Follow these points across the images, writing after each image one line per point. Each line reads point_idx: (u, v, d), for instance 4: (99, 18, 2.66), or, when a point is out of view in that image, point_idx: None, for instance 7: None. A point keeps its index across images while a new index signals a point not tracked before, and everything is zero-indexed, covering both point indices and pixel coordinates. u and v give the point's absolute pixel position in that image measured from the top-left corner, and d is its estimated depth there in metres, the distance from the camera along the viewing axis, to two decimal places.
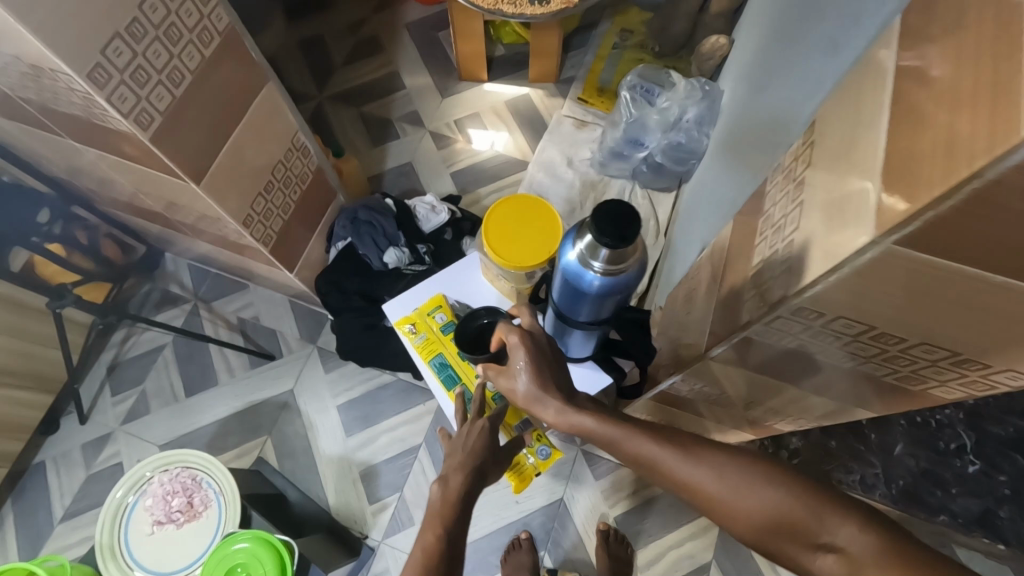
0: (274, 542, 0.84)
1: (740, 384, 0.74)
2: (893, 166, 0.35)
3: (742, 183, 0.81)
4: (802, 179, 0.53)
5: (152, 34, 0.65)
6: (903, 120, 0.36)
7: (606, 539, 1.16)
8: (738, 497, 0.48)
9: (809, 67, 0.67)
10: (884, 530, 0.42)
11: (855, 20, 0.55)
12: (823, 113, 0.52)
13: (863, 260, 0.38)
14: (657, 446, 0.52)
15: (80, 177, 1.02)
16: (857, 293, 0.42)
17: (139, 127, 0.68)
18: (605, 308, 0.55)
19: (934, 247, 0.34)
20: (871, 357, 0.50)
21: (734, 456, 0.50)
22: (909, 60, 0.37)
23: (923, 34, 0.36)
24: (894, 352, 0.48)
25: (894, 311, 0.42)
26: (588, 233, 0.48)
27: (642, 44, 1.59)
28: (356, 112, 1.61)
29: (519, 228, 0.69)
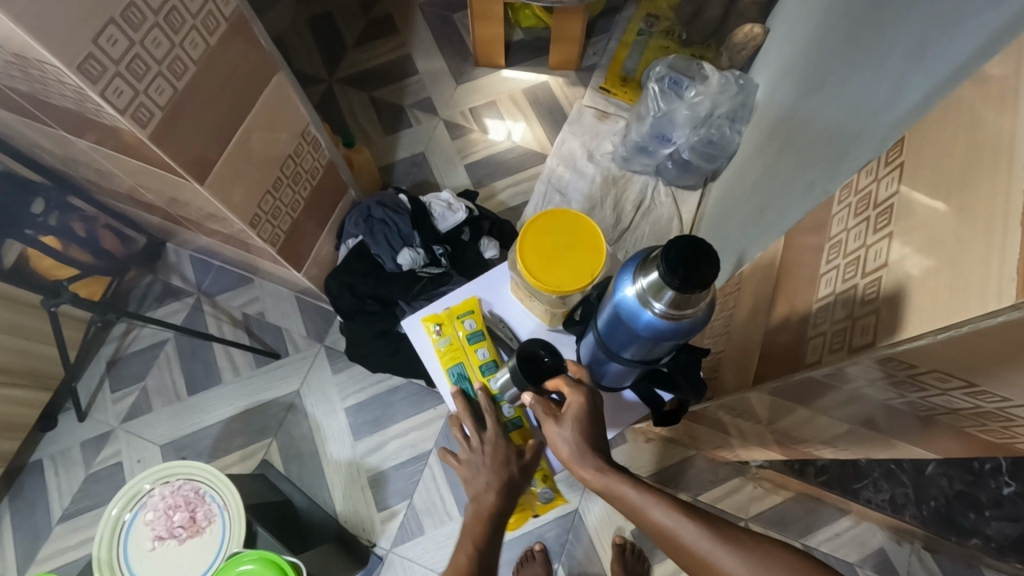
0: (281, 564, 0.79)
1: (788, 416, 0.69)
2: None
3: (793, 194, 0.75)
4: (891, 207, 0.47)
5: (151, 21, 0.58)
6: None
7: (623, 554, 1.12)
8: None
9: (886, 73, 0.60)
10: None
11: (954, 21, 0.48)
12: (921, 131, 0.45)
13: (993, 323, 0.33)
14: (685, 520, 0.49)
15: (75, 167, 0.95)
16: (971, 352, 0.36)
17: (136, 124, 0.61)
18: (660, 348, 0.51)
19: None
20: (960, 411, 0.43)
21: (762, 541, 0.46)
22: None
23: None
24: (989, 409, 0.40)
25: (1009, 371, 0.35)
26: (652, 269, 0.44)
27: (668, 31, 1.48)
28: (367, 97, 1.53)
29: (561, 248, 0.63)
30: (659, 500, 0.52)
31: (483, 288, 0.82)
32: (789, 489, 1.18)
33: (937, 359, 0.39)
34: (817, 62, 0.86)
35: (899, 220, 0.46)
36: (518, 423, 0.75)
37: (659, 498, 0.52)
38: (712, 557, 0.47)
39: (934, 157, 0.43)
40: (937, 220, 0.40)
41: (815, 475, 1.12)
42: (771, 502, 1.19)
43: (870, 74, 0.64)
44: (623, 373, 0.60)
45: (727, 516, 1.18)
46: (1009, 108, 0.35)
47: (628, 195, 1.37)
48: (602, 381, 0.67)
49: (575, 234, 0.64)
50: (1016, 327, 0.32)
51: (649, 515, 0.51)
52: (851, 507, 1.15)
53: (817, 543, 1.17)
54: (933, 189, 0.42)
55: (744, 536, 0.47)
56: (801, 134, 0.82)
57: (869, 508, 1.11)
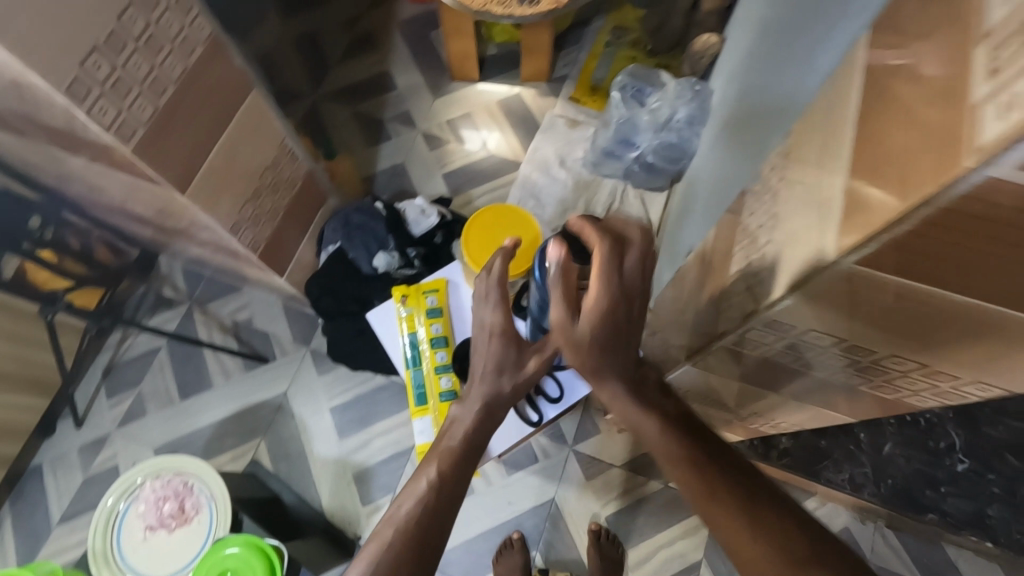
0: (264, 548, 0.85)
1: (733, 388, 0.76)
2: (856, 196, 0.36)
3: (730, 187, 0.81)
4: (778, 192, 0.53)
5: (131, 46, 0.65)
6: (864, 147, 0.36)
7: (597, 539, 1.15)
8: (751, 552, 0.47)
9: (803, 71, 0.66)
10: None
11: (835, 32, 0.55)
12: (806, 129, 0.51)
13: (826, 274, 0.39)
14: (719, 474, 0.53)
15: (70, 184, 1.02)
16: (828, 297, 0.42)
17: (122, 140, 0.68)
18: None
19: (899, 265, 0.34)
20: (849, 367, 0.52)
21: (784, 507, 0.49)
22: (891, 64, 0.36)
23: (897, 46, 0.35)
24: (868, 363, 0.50)
25: (864, 326, 0.43)
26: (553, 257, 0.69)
27: (635, 42, 1.57)
28: (350, 112, 1.61)
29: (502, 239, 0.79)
30: (700, 453, 0.56)
31: (451, 270, 0.86)
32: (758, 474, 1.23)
33: (804, 310, 0.46)
34: (756, 66, 0.92)
35: (784, 202, 0.52)
36: (451, 395, 0.78)
37: (700, 453, 0.56)
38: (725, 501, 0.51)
39: (808, 145, 0.49)
40: (804, 198, 0.46)
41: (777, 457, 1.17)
42: None
43: (790, 74, 0.70)
44: None
45: None
46: (850, 101, 0.42)
47: (598, 198, 1.43)
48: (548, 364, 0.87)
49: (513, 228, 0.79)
50: (843, 280, 0.38)
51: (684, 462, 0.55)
52: (817, 489, 1.20)
53: None
54: (805, 172, 0.48)
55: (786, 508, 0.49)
56: (740, 132, 0.88)
57: (830, 488, 1.16)
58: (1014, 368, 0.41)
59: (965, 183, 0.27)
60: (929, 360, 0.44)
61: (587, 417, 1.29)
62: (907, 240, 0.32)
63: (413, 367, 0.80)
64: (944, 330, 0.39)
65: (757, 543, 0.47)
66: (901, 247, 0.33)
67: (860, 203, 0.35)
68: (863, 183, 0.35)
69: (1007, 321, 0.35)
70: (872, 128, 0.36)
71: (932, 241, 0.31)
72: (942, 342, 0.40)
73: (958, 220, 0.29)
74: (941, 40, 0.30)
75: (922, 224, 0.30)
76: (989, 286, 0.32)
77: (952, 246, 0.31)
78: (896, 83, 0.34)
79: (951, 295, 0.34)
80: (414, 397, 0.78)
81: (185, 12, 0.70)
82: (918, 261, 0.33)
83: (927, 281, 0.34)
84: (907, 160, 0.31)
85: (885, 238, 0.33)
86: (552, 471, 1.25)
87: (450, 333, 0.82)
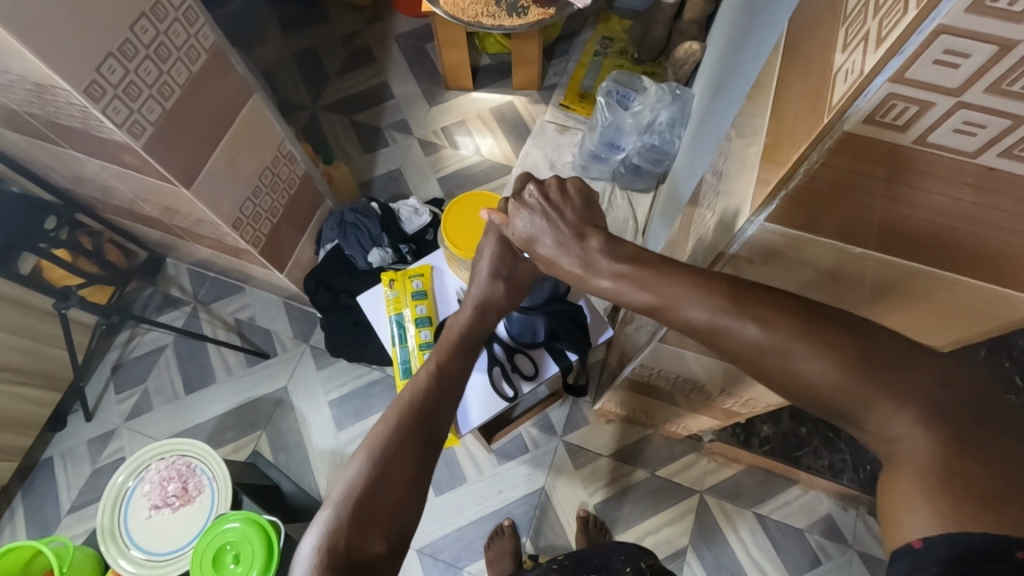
0: (262, 523, 0.92)
1: (709, 367, 0.82)
2: (769, 164, 0.42)
3: (705, 168, 0.86)
4: (729, 174, 0.58)
5: (142, 53, 0.72)
6: (784, 125, 0.42)
7: (586, 526, 1.19)
8: (798, 377, 0.42)
9: (757, 56, 0.72)
10: (942, 422, 0.37)
11: (776, 30, 0.61)
12: (751, 117, 0.57)
13: (746, 237, 0.45)
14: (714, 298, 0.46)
15: (83, 186, 1.09)
16: (808, 274, 0.47)
17: (132, 137, 0.75)
18: (541, 288, 0.89)
19: (854, 237, 0.39)
20: None
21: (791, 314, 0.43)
22: (811, 52, 0.41)
23: (818, 35, 0.41)
24: None
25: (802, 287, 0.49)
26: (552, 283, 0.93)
27: (622, 50, 1.64)
28: (348, 121, 1.68)
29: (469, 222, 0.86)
30: (692, 289, 0.47)
31: (435, 256, 0.94)
32: (742, 462, 1.26)
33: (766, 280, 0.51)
34: (726, 58, 0.98)
35: (731, 182, 0.57)
36: None
37: (698, 291, 0.46)
38: (744, 332, 0.44)
39: (751, 130, 0.54)
40: (743, 176, 0.51)
41: (759, 444, 1.20)
42: (724, 475, 1.27)
43: (749, 62, 0.76)
44: (530, 327, 0.91)
45: (684, 489, 1.26)
46: (781, 90, 0.47)
47: None
48: (522, 342, 0.93)
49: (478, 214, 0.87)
50: (757, 239, 0.45)
51: (682, 313, 0.47)
52: (799, 477, 1.23)
53: (767, 512, 1.24)
54: (746, 156, 0.53)
55: (787, 313, 0.43)
56: (715, 118, 0.94)
57: (811, 474, 1.18)
58: (959, 318, 0.46)
59: (827, 142, 0.33)
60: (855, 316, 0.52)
61: (577, 408, 1.34)
62: (857, 220, 0.38)
63: (400, 345, 0.87)
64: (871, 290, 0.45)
65: (804, 364, 0.41)
66: (852, 225, 0.38)
67: (766, 174, 0.41)
68: (774, 154, 0.41)
69: (950, 279, 0.40)
70: (791, 110, 0.42)
71: (834, 198, 0.37)
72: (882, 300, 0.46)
73: (830, 174, 0.35)
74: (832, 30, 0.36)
75: (805, 180, 0.37)
76: (941, 257, 0.38)
77: (894, 220, 0.36)
78: (810, 67, 0.40)
79: (853, 250, 0.41)
80: (399, 371, 0.85)
81: (191, 23, 0.77)
82: (868, 236, 0.39)
83: (882, 250, 0.39)
84: (799, 125, 0.37)
85: (841, 221, 0.39)
86: (542, 460, 1.29)
87: (434, 314, 0.89)
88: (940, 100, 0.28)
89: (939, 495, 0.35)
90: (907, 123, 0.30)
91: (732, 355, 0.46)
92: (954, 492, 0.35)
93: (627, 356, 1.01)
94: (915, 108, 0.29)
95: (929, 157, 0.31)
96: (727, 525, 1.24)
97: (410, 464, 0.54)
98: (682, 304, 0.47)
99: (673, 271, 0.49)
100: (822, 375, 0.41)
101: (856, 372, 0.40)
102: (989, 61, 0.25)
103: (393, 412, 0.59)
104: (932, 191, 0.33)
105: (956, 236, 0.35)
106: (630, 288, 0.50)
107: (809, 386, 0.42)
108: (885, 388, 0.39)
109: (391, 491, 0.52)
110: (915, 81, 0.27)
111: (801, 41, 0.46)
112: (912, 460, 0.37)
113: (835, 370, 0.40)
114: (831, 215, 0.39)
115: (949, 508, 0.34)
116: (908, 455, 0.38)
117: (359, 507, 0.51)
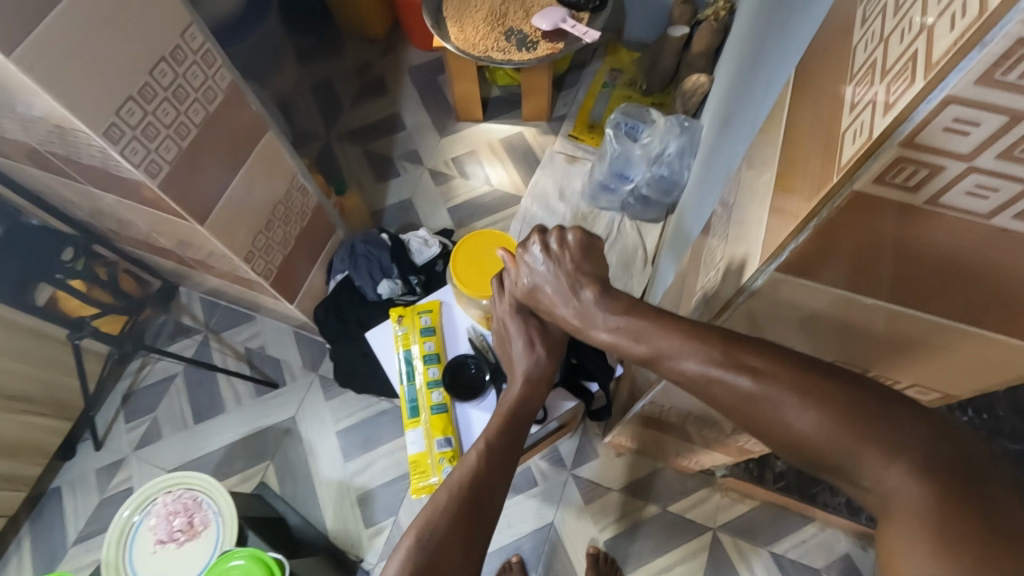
0: (267, 560, 0.91)
1: None
2: (777, 218, 0.42)
3: (716, 202, 0.85)
4: (739, 215, 0.58)
5: (161, 95, 0.74)
6: (786, 181, 0.42)
7: (595, 562, 1.16)
8: (789, 427, 0.42)
9: (767, 92, 0.72)
10: (937, 475, 0.36)
11: (783, 73, 0.62)
12: (761, 158, 0.57)
13: (757, 286, 0.44)
14: (696, 352, 0.46)
15: (101, 218, 1.11)
16: (822, 322, 0.45)
17: (149, 176, 0.76)
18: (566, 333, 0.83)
19: (863, 286, 0.38)
20: None
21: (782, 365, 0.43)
22: (814, 105, 0.42)
23: (822, 89, 0.41)
24: None
25: (820, 334, 0.47)
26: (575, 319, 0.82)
27: (631, 82, 1.67)
28: (361, 151, 1.71)
29: (483, 260, 0.86)
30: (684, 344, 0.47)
31: (444, 291, 0.94)
32: (755, 497, 1.23)
33: (776, 324, 0.49)
34: (735, 91, 0.99)
35: (740, 223, 0.57)
36: (443, 408, 0.84)
37: (691, 342, 0.47)
38: (735, 384, 0.44)
39: (761, 170, 0.54)
40: (752, 218, 0.52)
41: (773, 480, 1.17)
42: (738, 511, 1.24)
43: (756, 101, 0.78)
44: None
45: (696, 526, 1.23)
46: (787, 137, 0.47)
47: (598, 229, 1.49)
48: None
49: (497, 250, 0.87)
50: (771, 284, 0.43)
51: (680, 367, 0.47)
52: (815, 515, 1.19)
53: (783, 550, 1.21)
54: (754, 201, 0.54)
55: (778, 363, 0.43)
56: (723, 151, 0.95)
57: (828, 512, 1.15)
58: (979, 371, 0.45)
59: (836, 200, 0.33)
60: (875, 367, 0.50)
61: (587, 441, 1.32)
62: (865, 270, 0.37)
63: (408, 383, 0.87)
64: (893, 339, 0.44)
65: (792, 415, 0.41)
66: (863, 271, 0.37)
67: (775, 229, 0.41)
68: (784, 205, 0.41)
69: (967, 332, 0.39)
70: (798, 159, 0.42)
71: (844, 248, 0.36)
72: (915, 347, 0.44)
73: (842, 229, 0.35)
74: (837, 93, 0.36)
75: (817, 234, 0.36)
76: (962, 303, 0.36)
77: (905, 266, 0.35)
78: (813, 122, 0.40)
79: (866, 299, 0.39)
80: (407, 409, 0.85)
81: (209, 65, 0.79)
82: (876, 289, 0.38)
83: (896, 302, 0.38)
84: (806, 181, 0.37)
85: (850, 263, 0.37)
86: (551, 494, 1.27)
87: (443, 350, 0.89)
88: (951, 164, 0.28)
89: (932, 548, 0.33)
90: (918, 184, 0.29)
91: (724, 407, 0.45)
92: (952, 543, 0.33)
93: (638, 391, 1.00)
94: (925, 171, 0.29)
95: (946, 219, 0.31)
96: (741, 563, 1.20)
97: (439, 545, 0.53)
98: (676, 357, 0.47)
99: (666, 324, 0.50)
100: (810, 428, 0.41)
101: (845, 424, 0.39)
102: (1000, 130, 0.25)
103: (431, 490, 0.57)
104: (938, 247, 0.32)
105: (971, 291, 0.34)
106: (629, 340, 0.52)
107: (798, 436, 0.41)
108: (874, 440, 0.38)
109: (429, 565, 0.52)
110: (926, 145, 0.27)
111: (808, 88, 0.46)
112: (906, 509, 0.36)
113: (822, 423, 0.40)
114: (838, 263, 0.38)
115: (947, 559, 0.33)
116: (901, 507, 0.36)
117: None
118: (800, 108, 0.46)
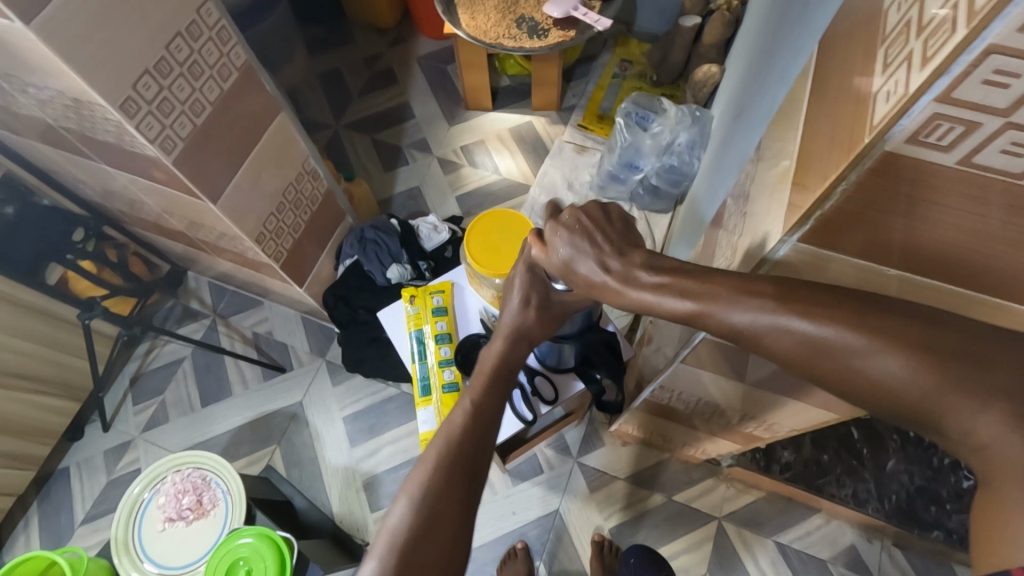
0: (275, 539, 0.91)
1: (730, 391, 0.81)
2: (798, 191, 0.42)
3: (728, 191, 0.85)
4: (755, 197, 0.58)
5: (177, 71, 0.74)
6: (806, 157, 0.43)
7: (601, 551, 1.17)
8: (865, 377, 0.40)
9: (783, 80, 0.72)
10: None
11: (803, 55, 0.62)
12: (779, 137, 0.56)
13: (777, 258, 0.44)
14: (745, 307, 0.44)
15: (111, 199, 1.12)
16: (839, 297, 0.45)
17: (164, 152, 0.76)
18: (577, 319, 0.84)
19: (877, 259, 0.39)
20: None
21: (850, 311, 0.40)
22: (836, 81, 0.42)
23: (844, 62, 0.41)
24: None
25: None
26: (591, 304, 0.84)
27: (641, 73, 1.66)
28: (369, 139, 1.70)
29: (501, 241, 0.86)
30: (734, 293, 0.45)
31: (457, 273, 0.94)
32: (761, 488, 1.23)
33: None
34: (748, 80, 0.99)
35: (757, 204, 0.57)
36: (455, 387, 0.85)
37: (741, 292, 0.44)
38: (796, 331, 0.42)
39: (779, 150, 0.54)
40: (769, 198, 0.52)
41: (780, 471, 1.17)
42: (744, 502, 1.24)
43: (771, 86, 0.78)
44: (560, 353, 0.89)
45: (702, 516, 1.23)
46: (807, 113, 0.47)
47: None
48: (548, 366, 0.93)
49: (512, 230, 0.87)
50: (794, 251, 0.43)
51: (730, 317, 0.45)
52: (821, 506, 1.19)
53: (788, 541, 1.21)
54: (771, 183, 0.54)
55: (844, 309, 0.40)
56: (736, 137, 0.95)
57: (835, 503, 1.14)
58: None
59: (864, 162, 0.32)
60: None
61: (593, 430, 1.32)
62: (880, 241, 0.37)
63: (419, 361, 0.87)
64: None
65: (867, 363, 0.39)
66: (877, 245, 0.38)
67: (796, 200, 0.42)
68: (805, 178, 0.41)
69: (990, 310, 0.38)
70: (816, 136, 0.42)
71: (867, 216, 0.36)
72: None
73: (865, 195, 0.35)
74: (861, 64, 0.36)
75: (843, 200, 0.36)
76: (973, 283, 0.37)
77: (918, 236, 0.35)
78: (834, 96, 0.41)
79: (887, 271, 0.39)
80: (418, 388, 0.85)
81: (225, 42, 0.79)
82: (889, 255, 0.38)
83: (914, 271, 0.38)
84: (832, 147, 0.37)
85: (863, 241, 0.38)
86: (557, 482, 1.28)
87: (454, 330, 0.89)
88: (987, 120, 0.28)
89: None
90: (952, 143, 0.29)
91: (782, 357, 0.44)
92: None
93: (646, 379, 0.99)
94: (961, 128, 0.29)
95: (974, 179, 0.31)
96: (745, 552, 1.20)
97: (445, 514, 0.53)
98: (725, 308, 0.45)
99: (710, 275, 0.48)
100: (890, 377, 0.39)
101: (931, 370, 0.37)
102: None
103: (433, 452, 0.57)
104: (955, 210, 0.33)
105: (982, 258, 0.34)
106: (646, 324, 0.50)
107: (871, 384, 0.40)
108: (964, 391, 0.37)
109: (434, 535, 0.52)
110: (962, 100, 0.27)
111: (827, 64, 0.46)
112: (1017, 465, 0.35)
113: (907, 368, 0.38)
114: (857, 232, 0.38)
115: None
116: (1009, 466, 0.36)
117: (399, 558, 0.50)
118: (821, 83, 0.46)
